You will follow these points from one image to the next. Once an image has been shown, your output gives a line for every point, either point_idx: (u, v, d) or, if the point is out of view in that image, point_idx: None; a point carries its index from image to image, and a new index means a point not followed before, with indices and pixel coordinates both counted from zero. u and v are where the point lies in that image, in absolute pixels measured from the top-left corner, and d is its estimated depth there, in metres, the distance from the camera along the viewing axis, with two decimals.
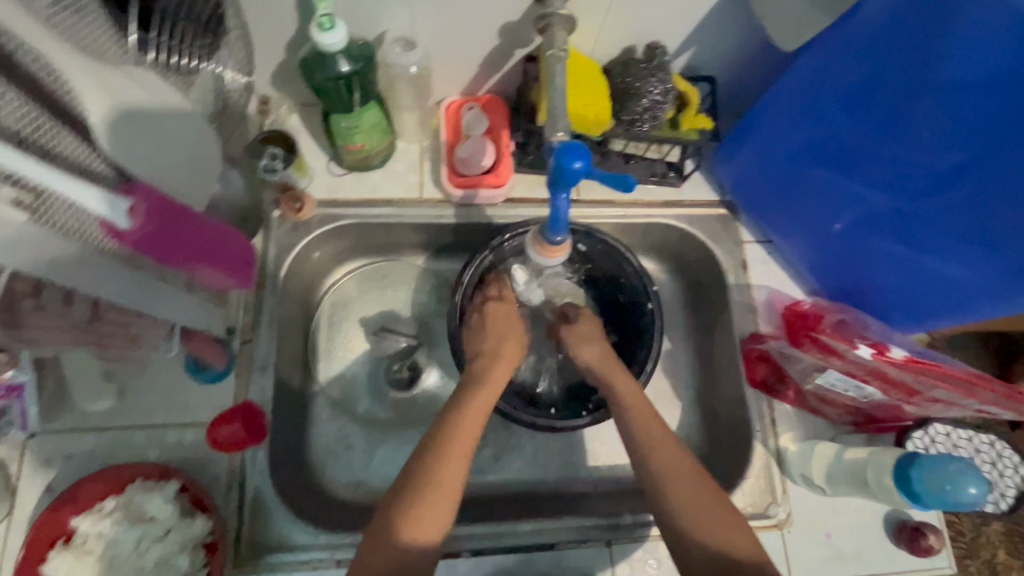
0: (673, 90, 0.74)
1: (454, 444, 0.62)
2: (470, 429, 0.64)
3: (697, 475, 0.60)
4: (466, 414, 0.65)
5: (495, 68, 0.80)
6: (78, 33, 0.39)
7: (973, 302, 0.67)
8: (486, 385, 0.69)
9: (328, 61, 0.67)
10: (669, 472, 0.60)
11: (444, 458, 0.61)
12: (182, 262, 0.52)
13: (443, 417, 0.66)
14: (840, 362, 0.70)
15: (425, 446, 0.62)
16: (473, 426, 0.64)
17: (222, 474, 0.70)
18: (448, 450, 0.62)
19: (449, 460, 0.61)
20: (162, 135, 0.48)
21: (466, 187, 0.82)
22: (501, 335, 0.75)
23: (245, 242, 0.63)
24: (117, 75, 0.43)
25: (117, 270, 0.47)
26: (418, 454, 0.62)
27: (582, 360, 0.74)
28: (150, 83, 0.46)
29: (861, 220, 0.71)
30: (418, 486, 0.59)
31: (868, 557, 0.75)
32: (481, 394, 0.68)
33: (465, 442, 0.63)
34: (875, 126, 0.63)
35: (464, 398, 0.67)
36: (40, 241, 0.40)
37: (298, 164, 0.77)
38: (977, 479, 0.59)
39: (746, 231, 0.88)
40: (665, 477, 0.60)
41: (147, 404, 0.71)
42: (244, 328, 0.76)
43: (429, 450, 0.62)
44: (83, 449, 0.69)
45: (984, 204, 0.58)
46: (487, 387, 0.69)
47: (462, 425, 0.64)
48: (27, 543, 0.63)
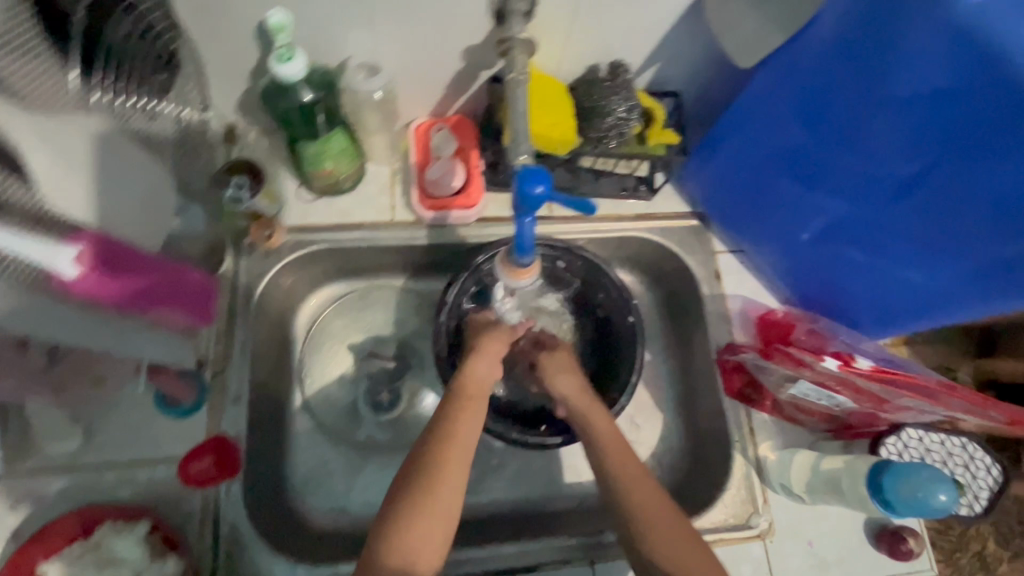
0: (638, 107, 0.75)
1: (445, 466, 0.60)
2: (460, 447, 0.62)
3: (666, 499, 0.59)
4: (455, 434, 0.63)
5: (462, 89, 0.80)
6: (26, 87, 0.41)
7: (938, 305, 0.68)
8: (466, 398, 0.67)
9: (290, 92, 0.70)
10: (644, 504, 0.59)
11: (436, 480, 0.59)
12: (143, 306, 0.52)
13: (431, 435, 0.63)
14: (809, 371, 0.72)
15: (414, 470, 0.60)
16: (464, 446, 0.63)
17: (195, 511, 0.69)
18: (442, 472, 0.60)
19: (440, 482, 0.59)
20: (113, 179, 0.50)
21: (437, 209, 0.82)
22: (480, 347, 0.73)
23: (199, 275, 0.63)
24: (60, 125, 0.44)
25: (72, 317, 0.48)
26: (408, 478, 0.60)
27: (558, 392, 0.71)
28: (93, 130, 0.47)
29: (827, 228, 0.72)
30: (412, 510, 0.58)
31: (850, 564, 0.75)
32: (470, 412, 0.65)
33: (457, 464, 0.61)
34: (836, 139, 0.63)
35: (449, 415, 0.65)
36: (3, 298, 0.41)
37: (266, 193, 0.76)
38: (947, 486, 0.61)
39: (718, 241, 0.89)
40: (642, 512, 0.58)
41: (116, 442, 0.70)
42: (216, 359, 0.75)
43: (420, 472, 0.60)
44: (50, 491, 0.67)
45: (946, 213, 0.58)
46: (469, 404, 0.66)
47: (454, 445, 0.62)
48: None
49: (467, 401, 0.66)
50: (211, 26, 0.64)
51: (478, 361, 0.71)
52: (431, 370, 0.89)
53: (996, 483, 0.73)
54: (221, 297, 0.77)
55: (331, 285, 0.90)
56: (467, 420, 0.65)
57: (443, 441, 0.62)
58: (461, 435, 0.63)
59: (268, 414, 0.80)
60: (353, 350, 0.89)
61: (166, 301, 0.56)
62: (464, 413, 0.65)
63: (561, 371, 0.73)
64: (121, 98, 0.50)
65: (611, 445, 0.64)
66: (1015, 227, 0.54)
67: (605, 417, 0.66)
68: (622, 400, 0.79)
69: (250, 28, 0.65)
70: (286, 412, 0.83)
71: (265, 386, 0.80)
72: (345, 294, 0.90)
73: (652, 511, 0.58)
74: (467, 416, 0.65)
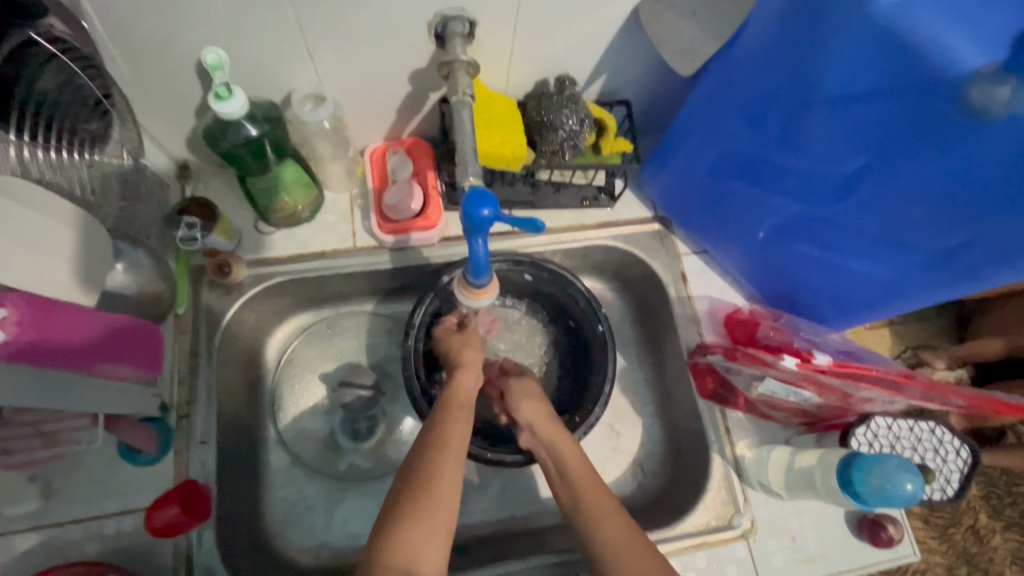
0: (588, 119, 0.75)
1: (443, 472, 0.57)
2: (457, 453, 0.60)
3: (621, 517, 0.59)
4: (451, 440, 0.61)
5: (412, 112, 0.80)
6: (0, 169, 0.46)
7: (893, 296, 0.69)
8: (450, 411, 0.65)
9: (233, 127, 0.68)
10: (613, 549, 0.56)
11: (436, 486, 0.56)
12: (87, 361, 0.55)
13: (414, 453, 0.60)
14: (773, 370, 0.72)
15: (408, 479, 0.57)
16: (457, 454, 0.60)
17: (167, 561, 0.67)
18: (443, 475, 0.57)
19: (439, 487, 0.56)
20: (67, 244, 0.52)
21: (397, 233, 0.81)
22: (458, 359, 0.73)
23: (140, 321, 0.65)
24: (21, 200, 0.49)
25: (52, 389, 0.51)
26: (404, 485, 0.57)
27: (525, 415, 0.71)
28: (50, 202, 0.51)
29: (781, 227, 0.73)
30: (415, 509, 0.54)
31: (833, 555, 0.76)
32: (460, 417, 0.65)
33: (455, 470, 0.58)
34: (778, 141, 0.64)
35: (436, 426, 0.63)
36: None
37: (220, 229, 0.75)
38: (913, 474, 0.63)
39: (682, 244, 0.89)
40: (610, 555, 0.56)
41: (80, 497, 0.68)
42: (181, 403, 0.73)
43: (421, 475, 0.57)
44: (13, 555, 0.65)
45: (888, 206, 0.59)
46: (456, 412, 0.65)
47: (451, 450, 0.60)
48: None
49: (456, 412, 0.65)
50: (148, 68, 0.64)
51: (462, 380, 0.70)
52: (405, 394, 0.88)
53: (966, 465, 0.74)
54: (182, 338, 0.75)
55: (297, 316, 0.89)
56: (461, 428, 0.63)
57: (440, 451, 0.59)
58: (455, 441, 0.61)
59: (241, 452, 0.78)
60: (325, 379, 0.88)
61: (106, 351, 0.58)
62: (454, 422, 0.63)
63: (526, 397, 0.72)
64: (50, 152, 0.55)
65: (585, 461, 0.65)
66: (958, 214, 0.55)
67: (571, 446, 0.67)
68: (595, 413, 0.77)
69: (190, 67, 0.65)
70: (260, 449, 0.81)
71: (237, 424, 0.78)
72: (313, 323, 0.89)
73: (619, 537, 0.57)
74: (457, 423, 0.63)
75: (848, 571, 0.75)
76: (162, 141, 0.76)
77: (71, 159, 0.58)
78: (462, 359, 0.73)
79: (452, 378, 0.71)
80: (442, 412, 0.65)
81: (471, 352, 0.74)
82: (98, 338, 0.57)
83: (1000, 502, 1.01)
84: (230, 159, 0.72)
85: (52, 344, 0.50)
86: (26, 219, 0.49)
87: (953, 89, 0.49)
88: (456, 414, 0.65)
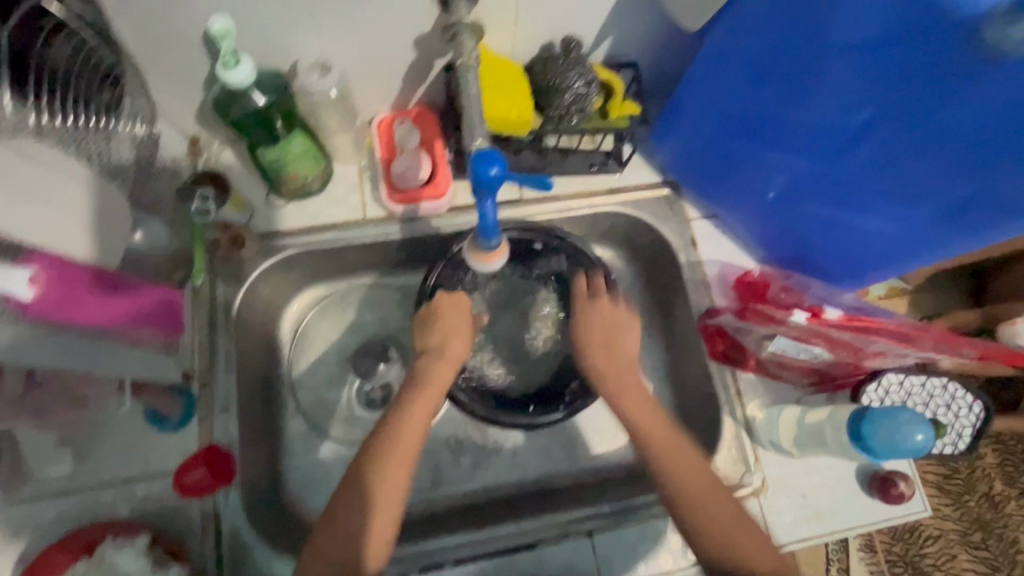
0: (595, 81, 0.74)
1: (385, 483, 0.63)
2: (415, 434, 0.66)
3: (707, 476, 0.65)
4: (399, 449, 0.64)
5: (417, 80, 0.80)
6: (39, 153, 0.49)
7: (907, 251, 0.68)
8: (425, 387, 0.70)
9: (241, 97, 0.70)
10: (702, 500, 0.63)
11: (380, 500, 0.62)
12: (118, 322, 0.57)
13: (364, 453, 0.65)
14: (783, 327, 0.73)
15: (371, 451, 0.65)
16: (402, 467, 0.64)
17: (195, 520, 0.70)
18: (386, 489, 0.62)
19: (393, 466, 0.64)
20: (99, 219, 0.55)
21: (407, 201, 0.82)
22: (444, 348, 0.73)
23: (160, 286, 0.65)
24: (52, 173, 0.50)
25: (86, 345, 0.54)
26: (357, 481, 0.63)
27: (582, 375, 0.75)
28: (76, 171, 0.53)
29: (791, 186, 0.72)
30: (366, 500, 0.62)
31: (843, 511, 0.76)
32: (423, 406, 0.68)
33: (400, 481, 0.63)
34: (787, 96, 0.63)
35: (393, 425, 0.66)
36: (26, 337, 0.47)
37: (233, 202, 0.77)
38: (923, 426, 0.63)
39: (691, 208, 0.88)
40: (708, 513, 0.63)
41: (111, 461, 0.71)
42: (202, 371, 0.75)
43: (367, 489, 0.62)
44: (51, 516, 0.68)
45: (899, 158, 0.59)
46: (426, 389, 0.70)
47: (397, 454, 0.64)
48: None
49: (415, 415, 0.67)
50: (157, 37, 0.64)
51: (433, 380, 0.71)
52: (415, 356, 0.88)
53: (978, 419, 0.74)
54: (200, 311, 0.77)
55: (312, 288, 0.90)
56: (416, 429, 0.67)
57: (388, 457, 0.64)
58: (406, 449, 0.65)
59: (260, 420, 0.80)
60: (338, 352, 0.89)
61: (130, 316, 0.59)
62: (407, 431, 0.66)
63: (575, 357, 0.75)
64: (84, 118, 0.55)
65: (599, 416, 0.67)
66: (970, 163, 0.55)
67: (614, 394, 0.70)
68: None
69: (198, 36, 0.65)
70: (278, 418, 0.84)
71: (256, 393, 0.81)
72: (326, 296, 0.91)
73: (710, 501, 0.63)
74: (413, 422, 0.67)
75: (859, 527, 0.76)
76: (172, 115, 0.77)
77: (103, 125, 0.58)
78: (443, 351, 0.72)
79: (425, 364, 0.72)
80: (402, 412, 0.68)
81: (457, 342, 0.74)
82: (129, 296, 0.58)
83: (1016, 469, 1.01)
84: (242, 130, 0.74)
85: (80, 307, 0.51)
86: (25, 171, 0.47)
87: (965, 33, 0.47)
88: (414, 411, 0.68)
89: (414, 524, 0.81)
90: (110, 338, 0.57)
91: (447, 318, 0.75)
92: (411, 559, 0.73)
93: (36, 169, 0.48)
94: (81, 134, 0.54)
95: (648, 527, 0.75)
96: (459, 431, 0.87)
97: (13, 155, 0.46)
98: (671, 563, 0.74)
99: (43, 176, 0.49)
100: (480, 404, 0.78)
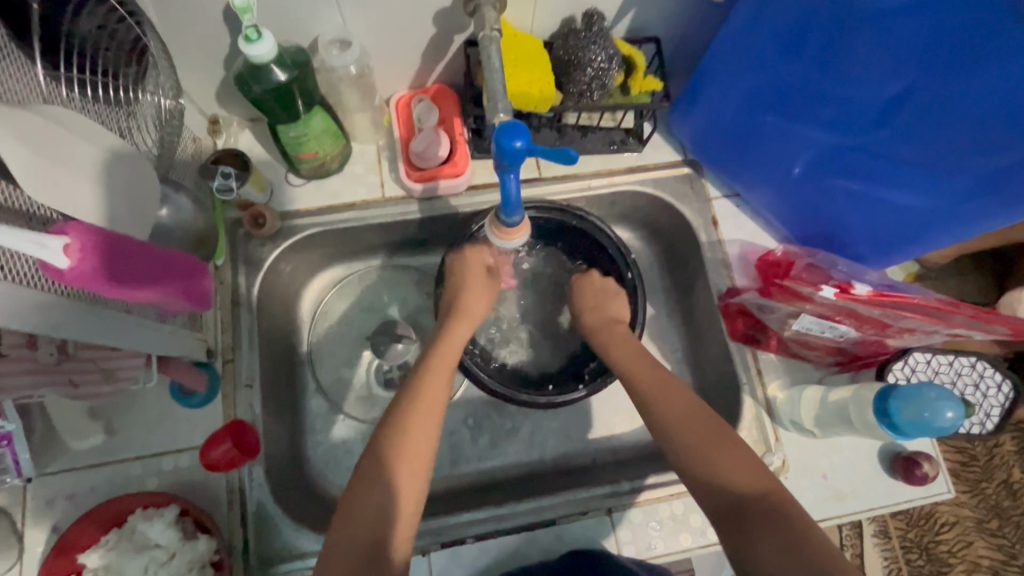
0: (618, 55, 0.72)
1: (402, 470, 0.58)
2: (432, 412, 0.63)
3: (707, 422, 0.61)
4: (411, 437, 0.60)
5: (437, 57, 0.79)
6: (55, 116, 0.47)
7: (936, 228, 0.67)
8: (434, 361, 0.68)
9: (263, 72, 0.67)
10: (696, 449, 0.60)
11: (394, 491, 0.57)
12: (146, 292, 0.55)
13: (381, 429, 0.61)
14: (809, 305, 0.72)
15: (385, 428, 0.61)
16: (420, 458, 0.60)
17: (222, 494, 0.71)
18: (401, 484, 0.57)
19: (410, 442, 0.60)
20: (128, 188, 0.53)
21: (425, 180, 0.82)
22: (456, 305, 0.74)
23: (189, 259, 0.63)
24: (74, 137, 0.47)
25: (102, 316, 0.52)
26: (373, 458, 0.59)
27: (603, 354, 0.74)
28: (99, 135, 0.50)
29: (817, 160, 0.71)
30: (381, 480, 0.57)
31: (865, 492, 0.76)
32: (436, 394, 0.64)
33: (414, 475, 0.58)
34: (817, 64, 0.62)
35: (400, 416, 0.62)
36: (49, 304, 0.46)
37: (254, 180, 0.76)
38: (953, 403, 0.62)
39: (712, 187, 0.88)
40: (701, 457, 0.59)
41: (139, 435, 0.72)
42: (225, 349, 0.76)
43: (381, 485, 0.57)
44: (84, 487, 0.70)
45: (931, 129, 0.57)
46: (433, 372, 0.66)
47: (415, 432, 0.60)
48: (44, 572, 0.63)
49: (425, 402, 0.63)
50: (179, 11, 0.64)
51: (440, 362, 0.68)
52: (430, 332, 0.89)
53: (1007, 400, 0.74)
54: (222, 289, 0.78)
55: (331, 268, 0.90)
56: (426, 420, 0.62)
57: (401, 448, 0.59)
58: (420, 439, 0.60)
59: (282, 399, 0.81)
60: (356, 332, 0.90)
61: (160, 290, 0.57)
62: (416, 420, 0.61)
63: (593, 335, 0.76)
64: (112, 91, 0.57)
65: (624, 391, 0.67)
66: (1002, 136, 0.52)
67: (637, 367, 0.70)
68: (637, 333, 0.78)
69: (219, 12, 0.65)
70: (299, 396, 0.85)
71: (277, 371, 0.82)
72: (345, 276, 0.91)
73: (707, 445, 0.59)
74: (425, 410, 0.62)
75: (880, 508, 0.76)
76: (193, 92, 0.77)
77: (131, 98, 0.60)
78: (464, 309, 0.74)
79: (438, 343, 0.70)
80: (412, 400, 0.63)
81: (475, 300, 0.75)
82: (160, 269, 0.56)
83: None
84: (261, 106, 0.71)
85: (118, 276, 0.49)
86: (50, 134, 0.45)
87: None
88: (423, 399, 0.63)
89: (432, 501, 0.82)
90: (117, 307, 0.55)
91: (463, 280, 0.76)
92: (428, 534, 0.74)
93: (60, 130, 0.46)
94: (111, 108, 0.57)
95: (666, 506, 0.76)
96: (477, 410, 0.88)
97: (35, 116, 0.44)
98: (689, 541, 0.75)
99: (75, 141, 0.47)
100: (501, 384, 0.77)
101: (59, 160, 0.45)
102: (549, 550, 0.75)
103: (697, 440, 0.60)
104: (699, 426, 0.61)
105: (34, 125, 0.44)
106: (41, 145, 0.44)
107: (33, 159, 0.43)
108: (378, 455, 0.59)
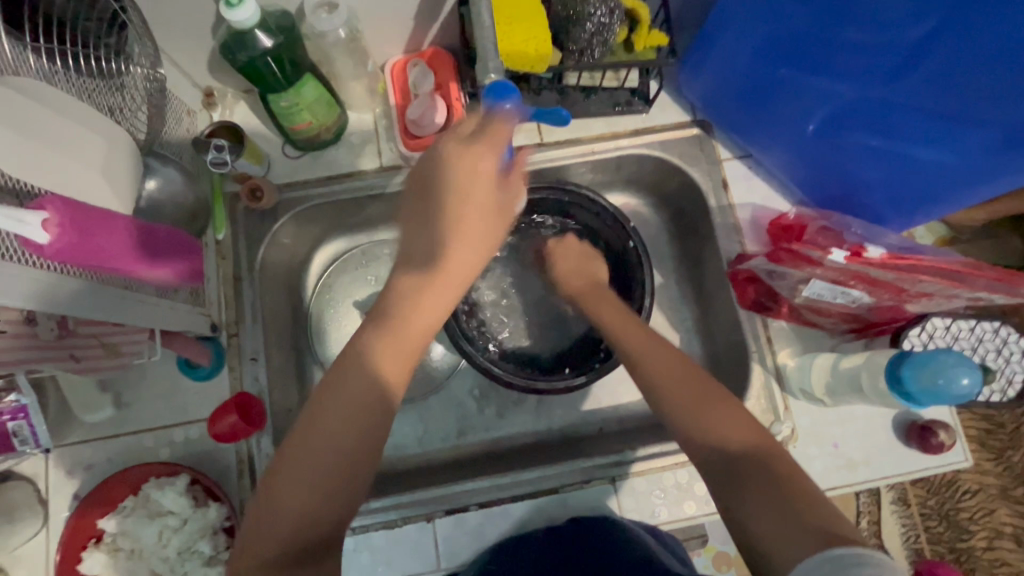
0: (619, 9, 0.69)
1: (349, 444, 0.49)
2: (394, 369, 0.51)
3: (717, 390, 0.57)
4: (381, 401, 0.51)
5: (431, 17, 0.76)
6: (54, 101, 0.49)
7: (960, 185, 0.62)
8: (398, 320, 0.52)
9: (249, 37, 0.66)
10: (692, 408, 0.56)
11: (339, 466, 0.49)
12: (126, 262, 0.54)
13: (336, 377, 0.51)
14: (820, 270, 0.68)
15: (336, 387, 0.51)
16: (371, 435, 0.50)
17: (232, 463, 0.73)
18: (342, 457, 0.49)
19: (359, 410, 0.50)
20: (118, 170, 0.55)
21: (422, 147, 0.79)
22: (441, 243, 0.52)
23: (166, 228, 0.62)
24: (70, 123, 0.50)
25: (97, 290, 0.52)
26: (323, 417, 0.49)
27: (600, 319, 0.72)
28: (96, 121, 0.53)
29: (835, 115, 0.66)
30: (328, 452, 0.49)
31: (878, 461, 0.74)
32: (393, 373, 0.52)
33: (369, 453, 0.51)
34: (831, 9, 0.57)
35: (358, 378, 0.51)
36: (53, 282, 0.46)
37: (249, 152, 0.75)
38: (968, 368, 0.60)
39: (723, 148, 0.83)
40: (698, 427, 0.55)
41: (150, 408, 0.74)
42: (229, 323, 0.77)
43: (315, 461, 0.49)
44: (101, 457, 0.72)
45: (959, 74, 0.53)
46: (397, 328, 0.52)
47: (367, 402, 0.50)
48: (66, 537, 0.67)
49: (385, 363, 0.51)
50: None
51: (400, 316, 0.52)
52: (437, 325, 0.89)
53: None
54: (225, 264, 0.78)
55: (334, 242, 0.90)
56: (394, 395, 0.52)
57: (358, 424, 0.50)
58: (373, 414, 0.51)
59: (289, 372, 0.82)
60: (359, 306, 0.89)
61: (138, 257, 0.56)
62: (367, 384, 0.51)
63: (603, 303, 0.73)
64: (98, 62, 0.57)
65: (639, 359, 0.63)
66: None
67: (640, 332, 0.66)
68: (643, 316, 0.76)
69: None
70: (305, 369, 0.85)
71: (282, 344, 0.82)
72: (348, 250, 0.91)
73: (699, 403, 0.56)
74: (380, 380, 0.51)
75: (894, 477, 0.74)
76: (185, 64, 0.76)
77: (120, 70, 0.60)
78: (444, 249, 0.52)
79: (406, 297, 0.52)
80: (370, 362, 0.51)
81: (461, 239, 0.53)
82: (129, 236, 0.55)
83: None
84: (253, 76, 0.70)
85: (92, 248, 0.49)
86: (55, 122, 0.48)
87: None
88: (392, 360, 0.52)
89: (439, 469, 0.83)
90: (110, 281, 0.54)
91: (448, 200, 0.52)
92: (433, 501, 0.74)
93: (60, 116, 0.49)
94: (98, 79, 0.57)
95: (671, 475, 0.75)
96: (482, 381, 0.88)
97: (36, 104, 0.47)
98: (694, 509, 0.74)
99: (62, 122, 0.49)
100: (517, 373, 0.75)
101: (46, 140, 0.47)
102: (554, 518, 0.75)
103: (691, 402, 0.56)
104: (686, 392, 0.57)
105: (26, 110, 0.45)
106: (45, 134, 0.47)
107: (31, 144, 0.45)
108: (329, 415, 0.50)
